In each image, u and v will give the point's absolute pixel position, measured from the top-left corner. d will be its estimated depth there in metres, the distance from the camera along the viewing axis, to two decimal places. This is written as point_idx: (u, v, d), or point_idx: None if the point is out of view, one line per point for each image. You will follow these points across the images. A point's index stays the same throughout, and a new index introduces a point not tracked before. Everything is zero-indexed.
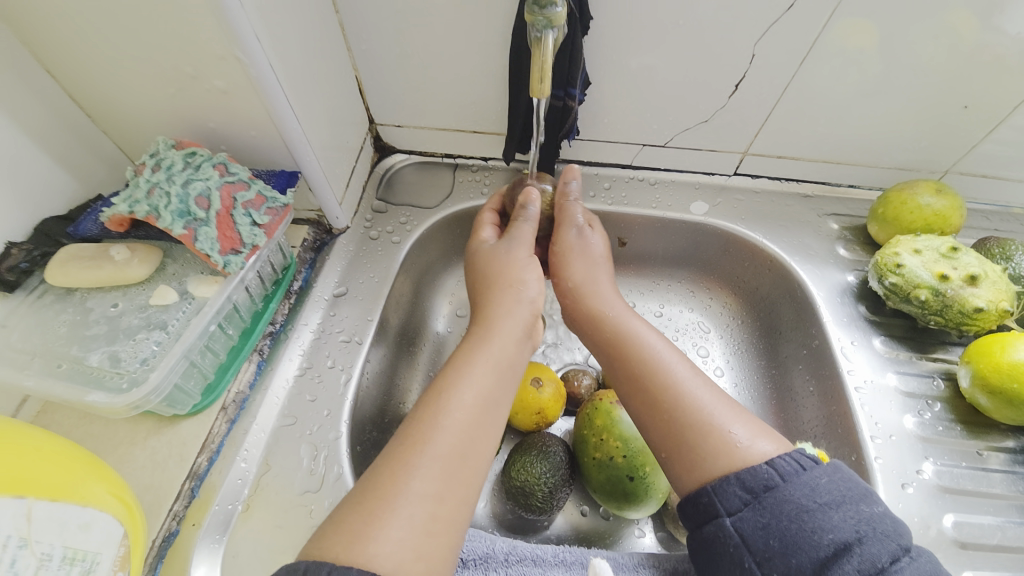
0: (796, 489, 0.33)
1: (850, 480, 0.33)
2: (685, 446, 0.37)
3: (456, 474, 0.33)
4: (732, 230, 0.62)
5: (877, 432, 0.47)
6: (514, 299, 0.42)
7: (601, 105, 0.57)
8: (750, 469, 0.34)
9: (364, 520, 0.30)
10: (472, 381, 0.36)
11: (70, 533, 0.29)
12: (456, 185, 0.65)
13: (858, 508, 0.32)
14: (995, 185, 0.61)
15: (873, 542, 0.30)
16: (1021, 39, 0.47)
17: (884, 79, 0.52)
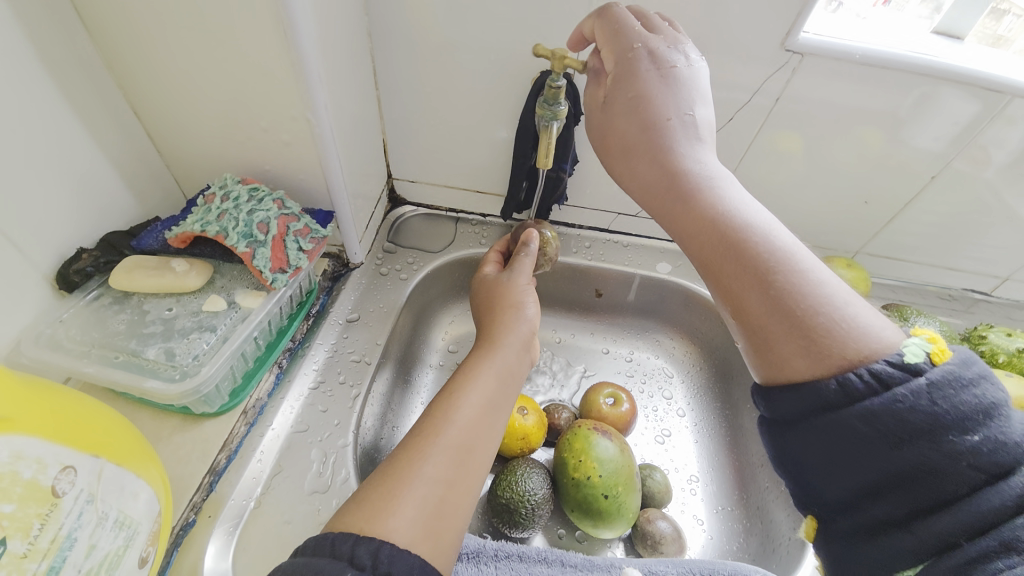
0: (881, 420, 0.30)
1: (949, 398, 0.29)
2: (768, 336, 0.36)
3: (463, 465, 0.37)
4: (691, 288, 0.73)
5: None
6: (518, 316, 0.50)
7: (585, 179, 0.69)
8: (820, 394, 0.32)
9: (384, 499, 0.34)
10: (478, 385, 0.42)
11: (125, 499, 0.32)
12: (457, 235, 0.74)
13: (952, 432, 0.29)
14: (896, 265, 0.75)
15: (964, 456, 0.28)
16: (895, 155, 0.63)
17: (803, 176, 0.66)
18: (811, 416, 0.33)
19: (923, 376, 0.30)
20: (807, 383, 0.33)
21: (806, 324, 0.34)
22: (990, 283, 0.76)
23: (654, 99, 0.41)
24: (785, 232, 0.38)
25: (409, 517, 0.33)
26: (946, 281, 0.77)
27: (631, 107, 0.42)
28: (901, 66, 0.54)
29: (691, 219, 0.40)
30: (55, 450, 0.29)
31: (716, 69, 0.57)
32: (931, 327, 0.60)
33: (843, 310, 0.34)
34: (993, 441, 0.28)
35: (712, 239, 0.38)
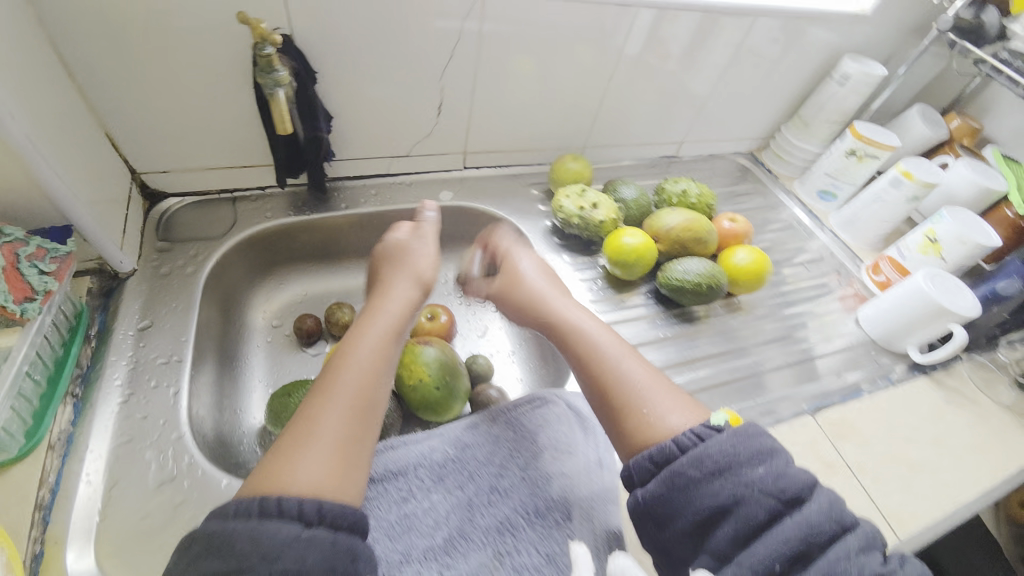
0: (689, 473, 0.42)
1: (731, 450, 0.42)
2: (623, 416, 0.49)
3: (359, 423, 0.44)
4: (471, 206, 0.86)
5: None
6: (406, 281, 0.58)
7: (347, 133, 0.74)
8: (644, 463, 0.45)
9: (290, 459, 0.40)
10: (369, 343, 0.49)
11: None
12: (239, 215, 0.74)
13: (739, 474, 0.41)
14: (614, 150, 0.98)
15: (755, 498, 0.40)
16: (583, 65, 0.80)
17: (527, 94, 0.80)
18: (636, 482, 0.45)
19: (707, 440, 0.43)
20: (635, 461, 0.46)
21: (644, 404, 0.49)
22: (674, 147, 1.04)
23: (536, 263, 0.67)
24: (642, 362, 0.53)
25: (311, 470, 0.40)
26: (648, 153, 1.03)
27: (520, 275, 0.64)
28: None
29: (558, 341, 0.58)
30: None
31: (423, 13, 0.64)
32: (630, 190, 0.83)
33: (671, 392, 0.50)
34: (778, 483, 0.40)
35: (573, 350, 0.56)
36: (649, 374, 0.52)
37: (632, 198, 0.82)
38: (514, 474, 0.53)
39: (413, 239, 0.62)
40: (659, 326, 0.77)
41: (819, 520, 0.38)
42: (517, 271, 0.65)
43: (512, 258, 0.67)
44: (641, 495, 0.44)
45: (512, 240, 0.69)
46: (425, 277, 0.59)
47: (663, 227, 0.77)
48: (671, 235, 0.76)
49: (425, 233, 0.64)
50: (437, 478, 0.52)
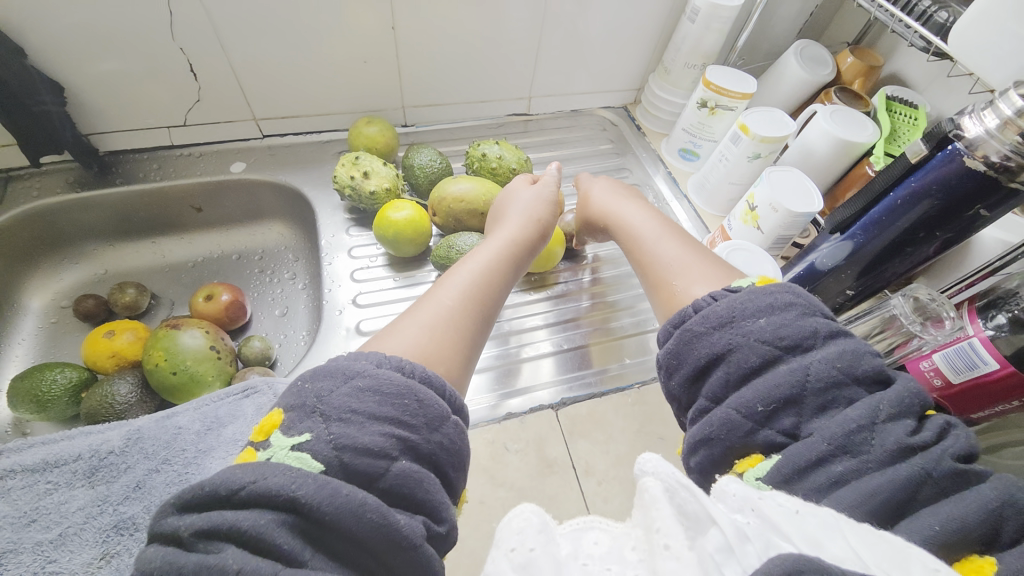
0: (749, 343, 0.39)
1: (796, 320, 0.39)
2: (673, 283, 0.52)
3: (469, 318, 0.50)
4: (266, 177, 0.81)
5: (331, 283, 0.72)
6: (540, 212, 0.64)
7: (100, 104, 0.71)
8: (701, 320, 0.42)
9: (392, 332, 0.47)
10: (485, 252, 0.58)
11: None
12: (5, 193, 0.73)
13: (815, 345, 0.38)
14: (443, 110, 0.89)
15: (822, 374, 0.36)
16: (354, 14, 0.71)
17: (297, 52, 0.73)
18: (691, 338, 0.42)
19: (793, 300, 0.41)
20: (694, 315, 0.43)
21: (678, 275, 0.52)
22: (522, 105, 0.94)
23: (623, 183, 0.70)
24: (683, 254, 0.54)
25: (408, 342, 0.45)
26: (489, 112, 0.93)
27: (619, 187, 0.70)
28: None
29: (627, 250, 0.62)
30: None
31: None
32: (422, 155, 0.75)
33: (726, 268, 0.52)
34: (851, 361, 0.37)
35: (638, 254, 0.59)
36: (707, 260, 0.53)
37: (422, 163, 0.75)
38: (168, 478, 0.51)
39: (527, 187, 0.67)
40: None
41: (903, 397, 0.35)
42: (590, 199, 0.69)
43: (589, 187, 0.71)
44: (705, 352, 0.41)
45: (589, 181, 0.72)
46: (546, 207, 0.65)
47: (438, 196, 0.71)
48: (444, 204, 0.70)
49: (545, 185, 0.68)
50: (89, 472, 0.50)
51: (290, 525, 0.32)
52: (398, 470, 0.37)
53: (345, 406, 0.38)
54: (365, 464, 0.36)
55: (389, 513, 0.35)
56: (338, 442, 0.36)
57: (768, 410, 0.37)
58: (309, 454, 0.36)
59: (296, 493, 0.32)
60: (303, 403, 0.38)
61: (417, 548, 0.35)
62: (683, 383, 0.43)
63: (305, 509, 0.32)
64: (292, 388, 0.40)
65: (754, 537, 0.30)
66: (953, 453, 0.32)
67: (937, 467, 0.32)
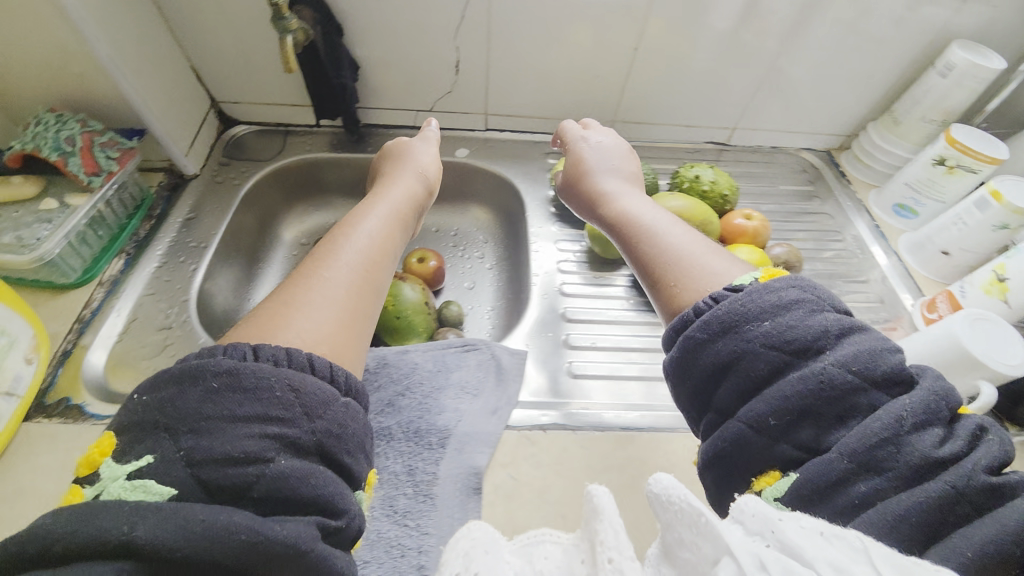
0: (754, 353, 0.37)
1: (802, 321, 0.37)
2: (679, 274, 0.49)
3: (352, 299, 0.52)
4: (483, 166, 0.90)
5: (538, 270, 0.77)
6: (412, 174, 0.74)
7: (376, 84, 0.83)
8: (702, 326, 0.40)
9: (281, 322, 0.46)
10: (362, 230, 0.60)
11: None
12: (287, 144, 0.88)
13: (826, 346, 0.36)
14: (647, 128, 0.93)
15: (839, 380, 0.34)
16: (607, 31, 0.77)
17: (546, 59, 0.81)
18: (693, 351, 0.40)
19: (799, 296, 0.38)
20: (694, 322, 0.41)
21: (682, 275, 0.48)
22: (723, 134, 0.95)
23: (583, 157, 0.71)
24: (688, 241, 0.51)
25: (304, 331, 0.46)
26: (689, 137, 0.96)
27: (583, 170, 0.70)
28: None
29: (622, 236, 0.58)
30: None
31: None
32: None
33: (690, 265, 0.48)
34: (866, 362, 0.34)
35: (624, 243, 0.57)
36: (712, 251, 0.49)
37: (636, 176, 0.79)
38: (412, 400, 0.59)
39: (418, 143, 0.79)
40: (628, 310, 0.74)
41: (927, 403, 0.32)
42: (585, 159, 0.71)
43: (575, 150, 0.73)
44: (710, 360, 0.39)
45: (575, 134, 0.75)
46: (434, 166, 0.78)
47: (654, 209, 0.75)
48: None
49: (408, 163, 0.76)
50: None
51: (127, 572, 0.30)
52: (273, 473, 0.35)
53: (200, 415, 0.36)
54: (230, 473, 0.34)
55: (265, 527, 0.33)
56: (192, 458, 0.34)
57: (782, 423, 0.35)
58: (152, 481, 0.34)
59: (130, 533, 0.30)
60: (145, 419, 0.36)
61: (309, 552, 0.34)
62: (691, 397, 0.41)
63: (144, 552, 0.30)
64: (127, 406, 0.38)
65: (772, 563, 0.27)
66: (980, 464, 0.30)
67: (972, 484, 0.29)
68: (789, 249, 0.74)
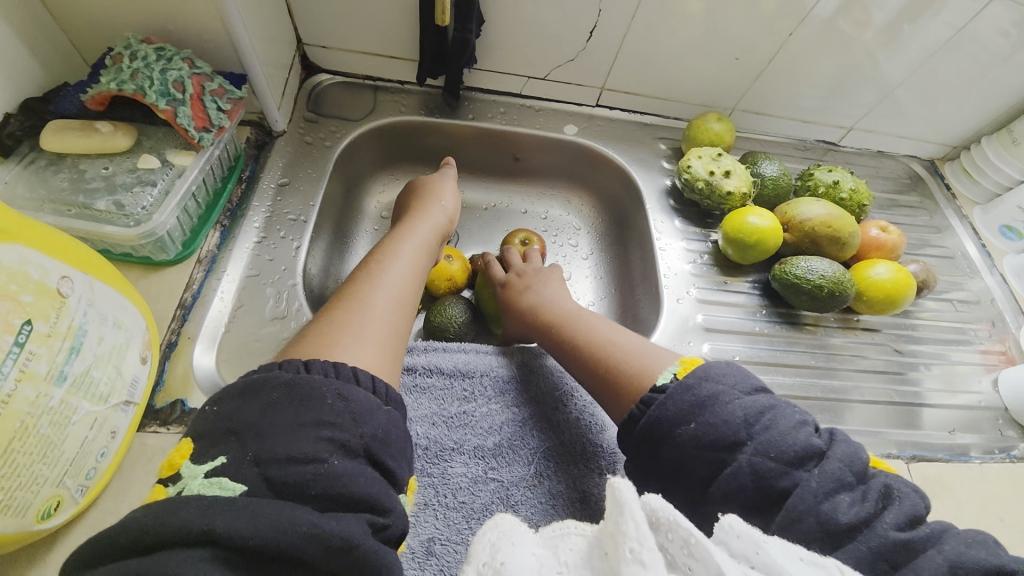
0: (700, 454, 0.41)
1: (724, 416, 0.41)
2: (609, 377, 0.50)
3: (396, 324, 0.48)
4: (593, 146, 0.82)
5: (667, 272, 0.73)
6: (438, 210, 0.64)
7: (493, 42, 0.73)
8: (646, 430, 0.44)
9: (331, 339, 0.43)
10: (401, 265, 0.54)
11: (110, 326, 0.39)
12: (377, 103, 0.77)
13: (745, 435, 0.40)
14: (764, 121, 0.87)
15: (767, 467, 0.38)
16: (766, 9, 0.69)
17: (689, 32, 0.72)
18: (649, 450, 0.43)
19: (713, 391, 0.43)
20: (640, 418, 0.44)
21: (624, 366, 0.49)
22: (837, 134, 0.91)
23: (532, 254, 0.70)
24: (609, 333, 0.53)
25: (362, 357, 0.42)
26: (802, 133, 0.90)
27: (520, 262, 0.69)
28: None
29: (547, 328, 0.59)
30: (51, 261, 0.34)
31: None
32: (772, 167, 0.73)
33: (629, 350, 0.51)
34: (773, 443, 0.39)
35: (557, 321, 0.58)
36: (627, 341, 0.52)
37: (773, 176, 0.72)
38: (574, 413, 0.53)
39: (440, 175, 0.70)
40: (756, 321, 0.70)
41: (835, 469, 0.38)
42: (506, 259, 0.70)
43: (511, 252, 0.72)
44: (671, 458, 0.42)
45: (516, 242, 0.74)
46: (454, 194, 0.69)
47: (797, 215, 0.68)
48: (803, 227, 0.68)
49: (450, 191, 0.68)
50: (499, 391, 0.54)
51: (211, 557, 0.28)
52: (331, 471, 0.33)
53: (258, 420, 0.34)
54: (293, 473, 0.32)
55: (324, 519, 0.31)
56: (261, 456, 0.32)
57: (736, 513, 0.38)
58: (227, 477, 0.32)
59: (211, 523, 0.28)
60: (213, 430, 0.34)
61: (363, 544, 0.31)
62: (653, 490, 0.44)
63: (225, 537, 0.28)
64: (201, 415, 0.36)
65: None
66: (889, 522, 0.35)
67: (884, 542, 0.34)
68: (922, 267, 0.71)
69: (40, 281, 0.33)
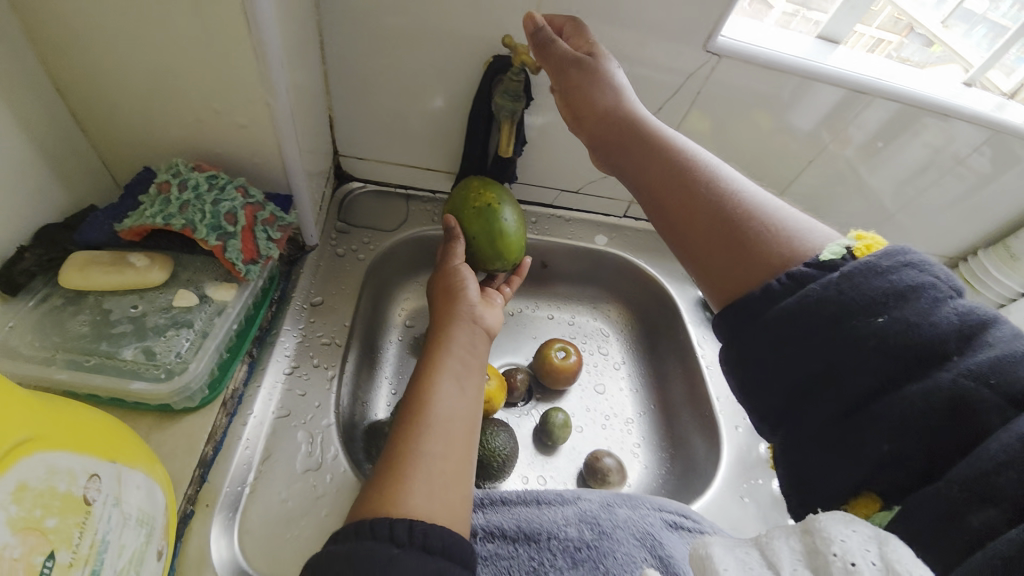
0: (869, 353, 0.29)
1: (929, 316, 0.29)
2: (721, 244, 0.38)
3: (455, 442, 0.46)
4: (624, 257, 0.82)
5: (719, 393, 0.71)
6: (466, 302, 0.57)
7: (531, 159, 0.74)
8: (785, 316, 0.32)
9: (395, 486, 0.41)
10: (447, 374, 0.50)
11: (132, 525, 0.31)
12: (410, 213, 0.74)
13: (948, 345, 0.28)
14: None
15: (955, 388, 0.27)
16: (788, 140, 0.74)
17: (718, 156, 0.76)
18: (783, 337, 0.32)
19: (919, 283, 0.30)
20: (774, 306, 0.33)
21: (748, 232, 0.37)
22: None
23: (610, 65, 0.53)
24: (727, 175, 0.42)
25: (423, 497, 0.41)
26: None
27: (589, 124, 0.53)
28: (798, 70, 0.65)
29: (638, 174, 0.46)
30: (82, 460, 0.28)
31: (650, 58, 0.63)
32: None
33: (768, 215, 0.38)
34: (995, 366, 0.27)
35: (652, 170, 0.45)
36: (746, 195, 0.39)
37: None
38: None
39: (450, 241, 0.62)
40: None
41: None
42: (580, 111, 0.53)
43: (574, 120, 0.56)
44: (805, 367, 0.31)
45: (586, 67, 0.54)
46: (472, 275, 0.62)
47: None
48: None
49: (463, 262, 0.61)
50: (573, 560, 0.45)
51: None
52: None
53: None
54: None
55: None
56: None
57: (893, 449, 0.28)
58: None
59: None
60: None
61: None
62: (755, 381, 0.33)
63: None
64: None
65: None
66: None
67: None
68: None
69: (66, 493, 0.26)
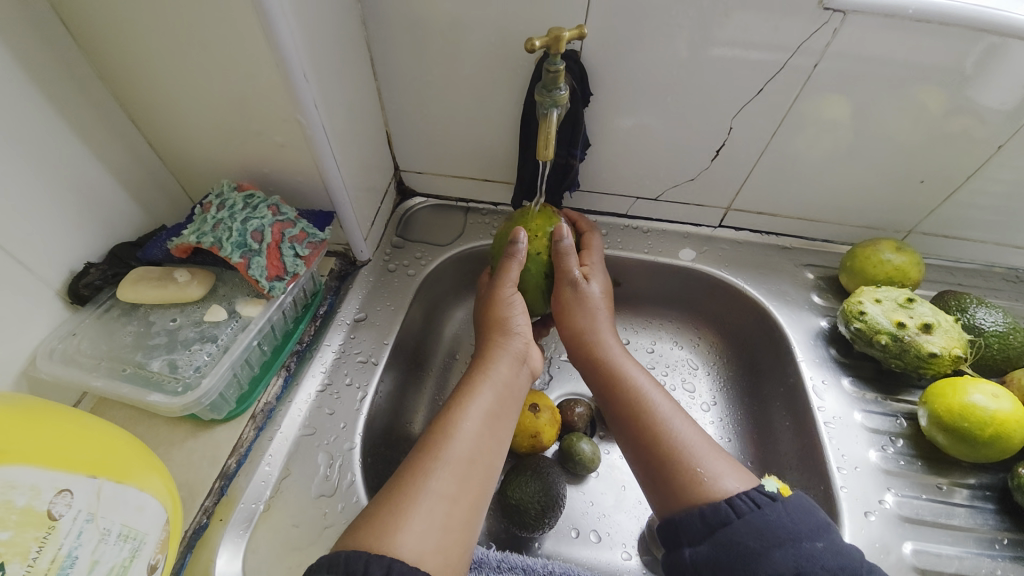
0: (775, 558, 0.35)
1: (838, 553, 0.35)
2: (663, 476, 0.42)
3: (468, 475, 0.40)
4: (717, 276, 0.67)
5: (844, 463, 0.52)
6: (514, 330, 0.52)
7: (599, 165, 0.64)
8: (717, 546, 0.37)
9: (391, 519, 0.36)
10: (479, 402, 0.45)
11: (110, 545, 0.31)
12: (468, 226, 0.71)
13: (829, 536, 0.36)
14: (957, 245, 0.66)
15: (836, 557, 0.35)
16: (965, 118, 0.53)
17: (852, 148, 0.58)
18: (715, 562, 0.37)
19: (827, 523, 0.37)
20: (704, 543, 0.38)
21: (681, 466, 0.42)
22: None
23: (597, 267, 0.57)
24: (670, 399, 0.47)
25: (422, 535, 0.36)
26: (1015, 259, 0.67)
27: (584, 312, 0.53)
28: (969, 22, 0.45)
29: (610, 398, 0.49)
30: (50, 475, 0.29)
31: (738, 34, 0.49)
32: (993, 318, 0.53)
33: (699, 464, 0.42)
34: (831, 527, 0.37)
35: (626, 408, 0.47)
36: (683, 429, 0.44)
37: (999, 331, 0.52)
38: None
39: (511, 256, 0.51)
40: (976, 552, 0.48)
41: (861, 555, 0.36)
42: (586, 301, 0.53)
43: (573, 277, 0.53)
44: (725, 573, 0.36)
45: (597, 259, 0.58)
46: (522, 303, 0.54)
47: None
48: None
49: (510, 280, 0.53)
50: None
51: None
52: None
53: None
54: None
55: None
56: None
57: (784, 564, 0.35)
58: None
59: None
60: None
61: None
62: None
63: None
64: None
65: None
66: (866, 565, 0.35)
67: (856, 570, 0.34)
68: None
69: (26, 508, 0.27)
